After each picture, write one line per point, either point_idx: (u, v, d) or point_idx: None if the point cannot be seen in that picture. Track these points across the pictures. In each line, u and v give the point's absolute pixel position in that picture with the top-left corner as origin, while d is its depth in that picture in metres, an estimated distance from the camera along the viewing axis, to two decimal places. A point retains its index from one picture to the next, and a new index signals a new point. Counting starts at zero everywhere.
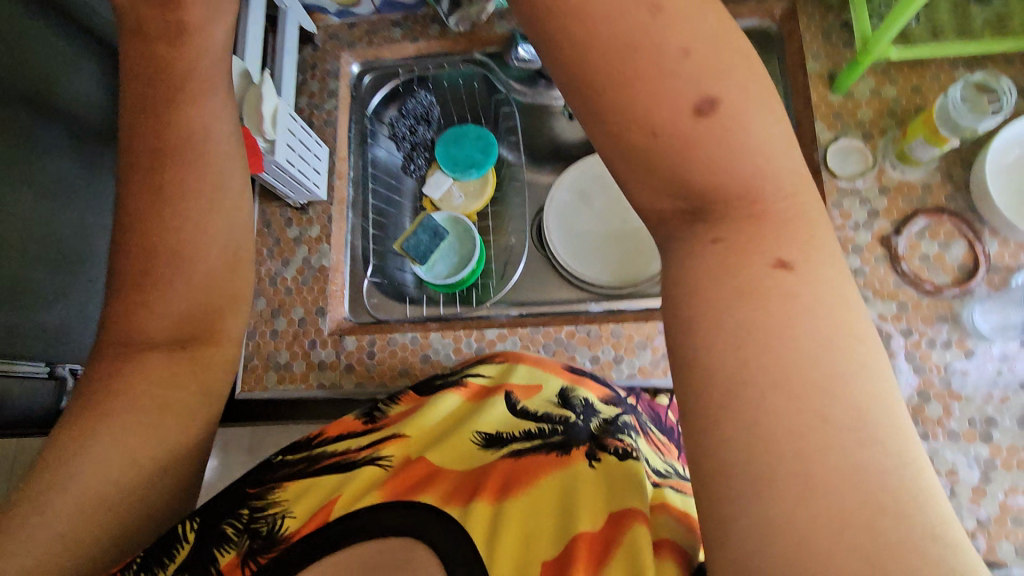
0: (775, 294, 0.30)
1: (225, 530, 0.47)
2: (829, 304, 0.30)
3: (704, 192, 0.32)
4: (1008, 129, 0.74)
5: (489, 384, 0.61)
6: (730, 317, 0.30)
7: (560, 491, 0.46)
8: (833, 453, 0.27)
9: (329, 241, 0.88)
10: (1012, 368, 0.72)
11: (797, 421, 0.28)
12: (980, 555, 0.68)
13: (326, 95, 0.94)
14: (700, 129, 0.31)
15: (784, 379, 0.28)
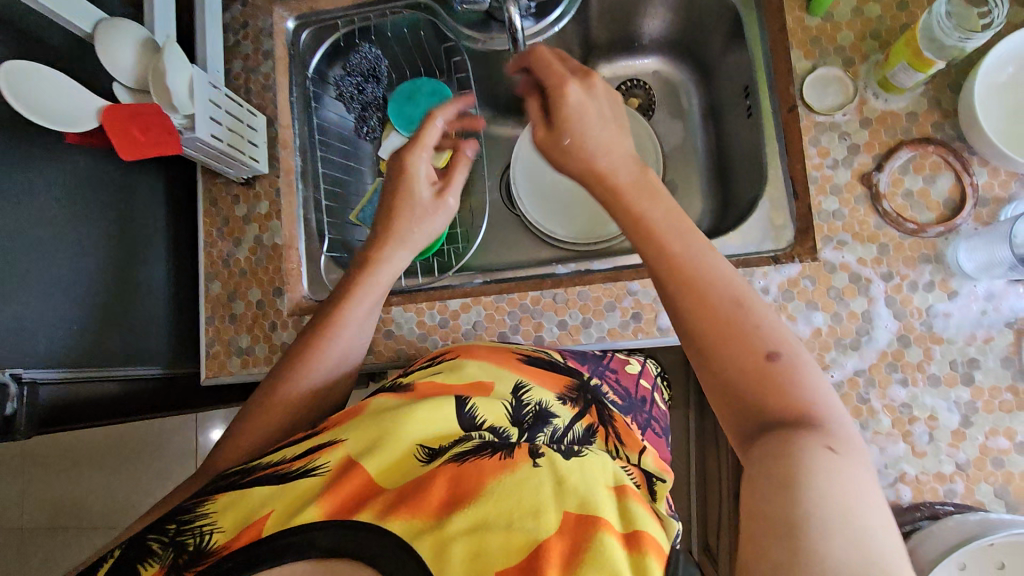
0: (770, 374, 0.43)
1: (150, 546, 0.44)
2: (861, 489, 0.37)
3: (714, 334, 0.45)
4: (1001, 45, 0.67)
5: (436, 381, 0.60)
6: (739, 406, 0.43)
7: (505, 493, 0.43)
8: (786, 465, 0.38)
9: (279, 216, 0.84)
10: (998, 308, 0.68)
11: (763, 447, 0.40)
12: (958, 498, 0.67)
13: (261, 56, 0.87)
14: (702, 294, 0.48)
15: (757, 420, 0.42)
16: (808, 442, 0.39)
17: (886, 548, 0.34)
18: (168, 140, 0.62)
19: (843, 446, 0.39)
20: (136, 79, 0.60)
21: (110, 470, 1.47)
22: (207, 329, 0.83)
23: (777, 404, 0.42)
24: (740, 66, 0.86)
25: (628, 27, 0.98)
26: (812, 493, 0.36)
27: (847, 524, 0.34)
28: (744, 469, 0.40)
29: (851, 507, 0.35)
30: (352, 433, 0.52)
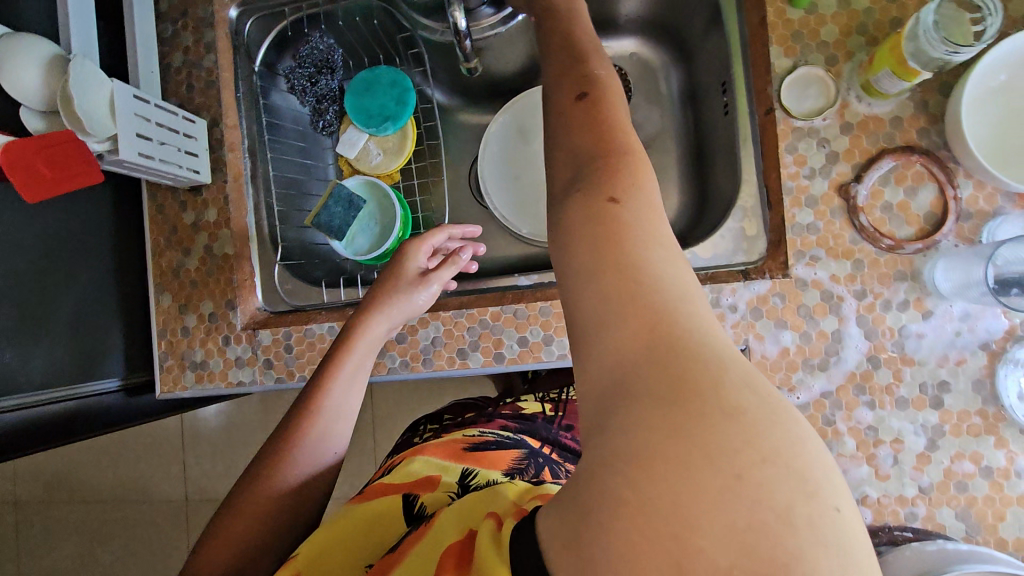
0: (583, 110, 0.45)
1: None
2: (650, 227, 0.39)
3: (567, 93, 0.47)
4: (997, 48, 0.62)
5: (389, 484, 0.62)
6: (559, 139, 0.46)
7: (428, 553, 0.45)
8: (631, 249, 0.37)
9: (229, 225, 0.80)
10: (972, 329, 0.65)
11: (598, 228, 0.39)
12: (920, 522, 0.66)
13: (202, 49, 0.81)
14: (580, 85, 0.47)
15: (578, 156, 0.44)
16: (641, 223, 0.39)
17: (681, 283, 0.36)
18: (86, 168, 0.59)
19: (633, 192, 0.40)
20: (47, 101, 0.58)
21: (81, 465, 1.40)
22: (161, 343, 0.81)
23: (584, 153, 0.44)
24: (717, 57, 0.80)
25: (604, 5, 0.87)
26: (611, 246, 0.38)
27: (634, 261, 0.37)
28: (581, 256, 0.39)
29: (642, 245, 0.38)
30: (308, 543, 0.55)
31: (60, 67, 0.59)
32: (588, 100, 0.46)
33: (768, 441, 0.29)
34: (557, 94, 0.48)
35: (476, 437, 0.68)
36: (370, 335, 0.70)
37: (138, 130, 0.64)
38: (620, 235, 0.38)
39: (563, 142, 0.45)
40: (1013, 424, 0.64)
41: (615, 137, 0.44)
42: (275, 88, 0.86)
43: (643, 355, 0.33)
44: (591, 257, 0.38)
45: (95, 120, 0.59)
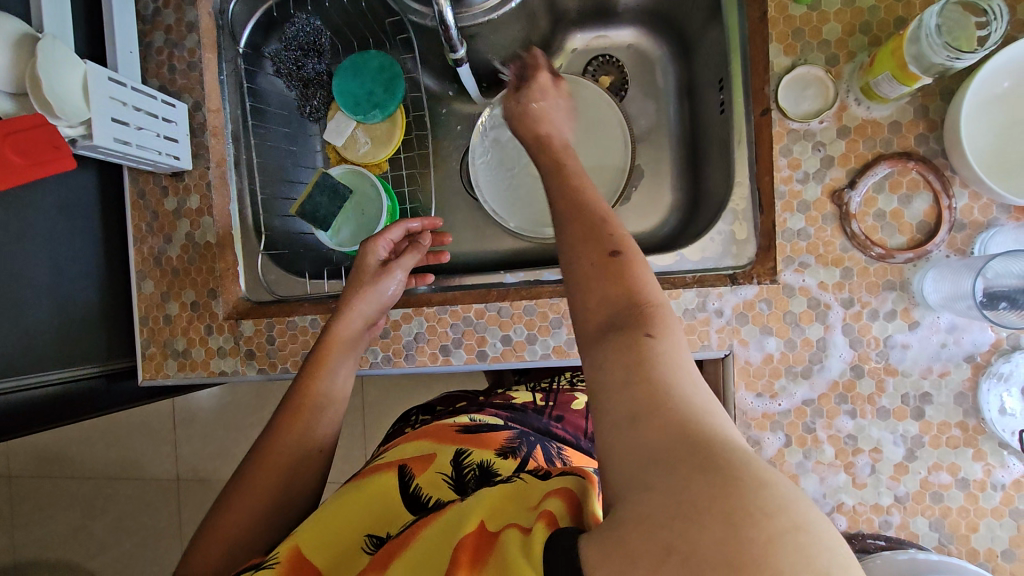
0: (609, 254, 0.47)
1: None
2: (681, 358, 0.39)
3: (592, 235, 0.49)
4: (1000, 55, 0.60)
5: (382, 464, 0.60)
6: (585, 283, 0.47)
7: (433, 546, 0.43)
8: (661, 366, 0.38)
9: (211, 213, 0.78)
10: (959, 341, 0.65)
11: (627, 351, 0.39)
12: (893, 530, 0.66)
13: (184, 28, 0.78)
14: (606, 226, 0.50)
15: (604, 300, 0.45)
16: (668, 347, 0.40)
17: (704, 397, 0.36)
18: (56, 155, 0.56)
19: (661, 327, 0.41)
20: (15, 83, 0.56)
21: (75, 443, 1.41)
22: (143, 330, 0.81)
23: (617, 299, 0.44)
24: (715, 51, 0.77)
25: None
26: (643, 365, 0.38)
27: (661, 380, 0.37)
28: (611, 374, 0.39)
29: (670, 361, 0.39)
30: (308, 526, 0.52)
31: (28, 49, 0.56)
32: (620, 256, 0.47)
33: (795, 518, 0.28)
34: (580, 232, 0.50)
35: (468, 423, 0.66)
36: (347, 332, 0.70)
37: (115, 116, 0.62)
38: (649, 357, 0.39)
39: (590, 289, 0.46)
40: (992, 437, 0.64)
41: (644, 285, 0.45)
42: (260, 71, 0.84)
43: (680, 444, 0.32)
44: (620, 373, 0.38)
45: (68, 106, 0.56)
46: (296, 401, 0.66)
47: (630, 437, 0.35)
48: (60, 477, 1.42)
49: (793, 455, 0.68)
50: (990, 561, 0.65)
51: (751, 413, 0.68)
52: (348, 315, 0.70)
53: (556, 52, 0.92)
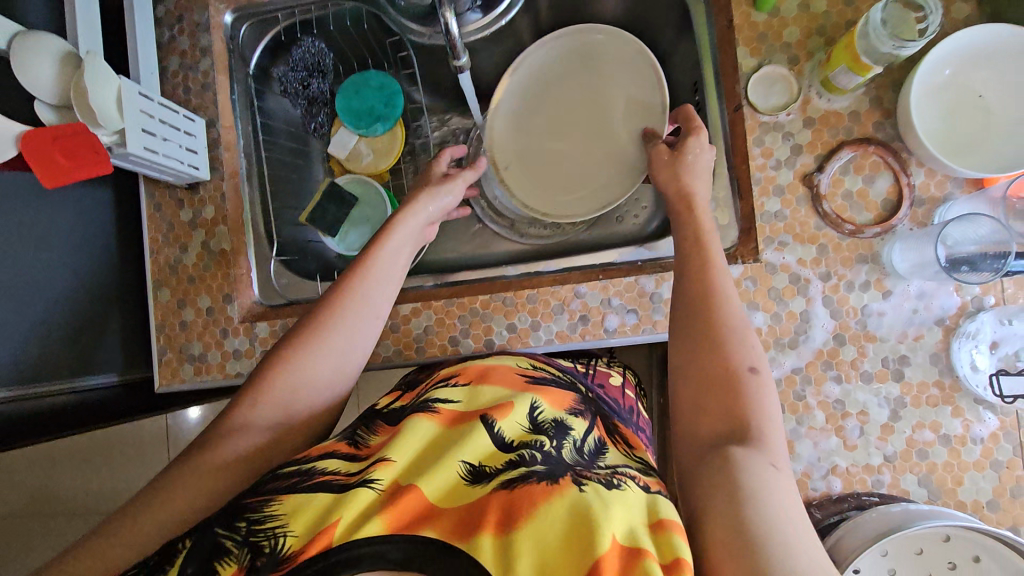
0: (740, 373, 0.50)
1: (222, 544, 0.42)
2: (789, 495, 0.42)
3: (712, 335, 0.53)
4: (938, 50, 0.68)
5: (463, 410, 0.57)
6: (701, 389, 0.51)
7: (564, 530, 0.43)
8: (771, 498, 0.41)
9: (225, 222, 0.83)
10: (929, 306, 0.70)
11: (742, 476, 0.42)
12: (885, 489, 0.70)
13: (198, 52, 0.84)
14: (732, 324, 0.53)
15: (719, 415, 0.49)
16: (781, 483, 0.43)
17: (808, 540, 0.39)
18: (96, 160, 0.61)
19: (781, 468, 0.44)
20: (58, 96, 0.61)
21: (71, 471, 1.39)
22: (159, 337, 0.83)
23: (738, 421, 0.47)
24: (688, 59, 0.84)
25: (584, 9, 0.91)
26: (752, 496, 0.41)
27: (770, 514, 0.40)
28: (718, 493, 0.42)
29: (778, 494, 0.42)
30: (401, 452, 0.50)
31: (72, 66, 0.62)
32: (753, 379, 0.50)
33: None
34: (699, 336, 0.53)
35: (530, 370, 0.65)
36: (383, 261, 0.67)
37: (143, 127, 0.68)
38: (758, 486, 0.42)
39: (709, 407, 0.50)
40: (967, 394, 0.69)
41: (766, 416, 0.48)
42: (268, 90, 0.89)
43: None
44: (729, 495, 0.41)
45: (107, 115, 0.62)
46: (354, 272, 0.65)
47: (743, 566, 0.38)
48: (55, 509, 1.39)
49: (787, 422, 0.72)
50: (977, 512, 0.68)
51: None
52: (380, 247, 0.68)
53: None
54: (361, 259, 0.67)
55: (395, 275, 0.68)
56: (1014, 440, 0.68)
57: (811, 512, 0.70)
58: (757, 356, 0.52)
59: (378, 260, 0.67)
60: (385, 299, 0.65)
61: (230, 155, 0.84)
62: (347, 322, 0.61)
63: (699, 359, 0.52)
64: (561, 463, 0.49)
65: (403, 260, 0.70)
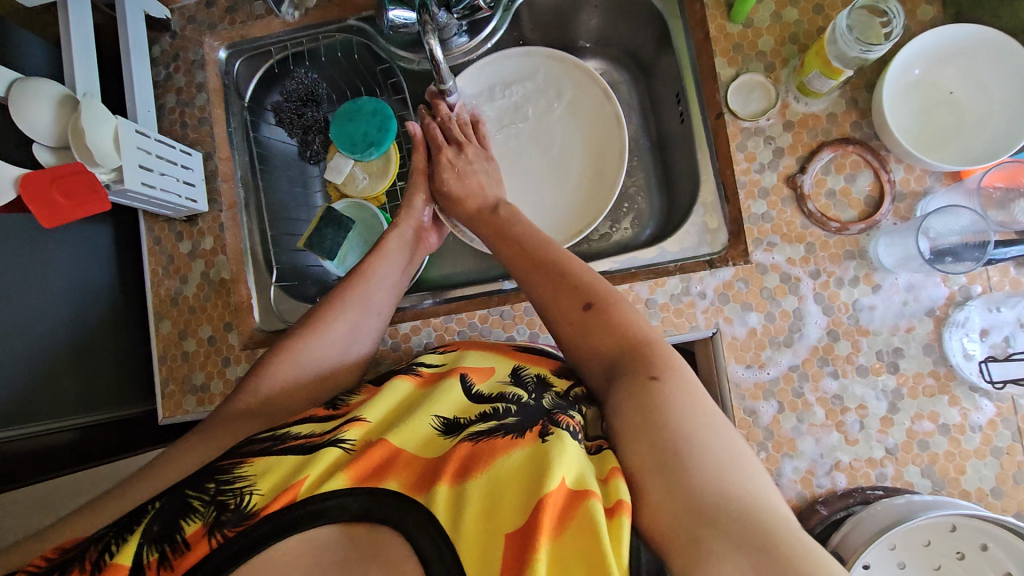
0: (586, 315, 0.57)
1: (190, 504, 0.44)
2: (688, 397, 0.46)
3: (567, 290, 0.60)
4: (906, 51, 0.71)
5: (439, 371, 0.63)
6: (570, 342, 0.58)
7: (521, 479, 0.45)
8: (667, 406, 0.45)
9: (224, 251, 0.84)
10: (918, 298, 0.72)
11: (631, 401, 0.47)
12: (890, 482, 0.70)
13: (194, 88, 0.87)
14: (575, 275, 0.61)
15: (596, 359, 0.55)
16: (662, 384, 0.47)
17: (711, 430, 0.44)
18: (94, 198, 0.63)
19: (667, 372, 0.48)
20: (56, 137, 0.64)
21: None
22: (161, 369, 0.84)
23: (608, 352, 0.54)
24: (669, 71, 0.87)
25: (565, 29, 0.93)
26: (651, 417, 0.45)
27: (664, 418, 0.44)
28: (619, 422, 0.47)
29: (676, 404, 0.45)
30: (375, 414, 0.54)
31: (69, 108, 0.64)
32: (596, 309, 0.57)
33: (826, 566, 0.36)
34: (557, 293, 0.61)
35: (526, 347, 0.69)
36: (383, 269, 0.71)
37: (140, 163, 0.69)
38: (658, 401, 0.46)
39: (588, 351, 0.56)
40: (962, 382, 0.70)
41: (631, 330, 0.54)
42: (263, 121, 0.92)
43: (714, 490, 0.40)
44: (632, 417, 0.46)
45: (103, 153, 0.64)
46: (352, 279, 0.68)
47: (663, 483, 0.42)
48: None
49: (788, 420, 0.72)
50: (982, 500, 0.69)
51: (743, 384, 0.73)
52: (381, 255, 0.72)
53: None
54: (364, 265, 0.70)
55: (392, 279, 0.71)
56: (1012, 426, 0.69)
57: (819, 510, 0.70)
58: (594, 287, 0.59)
59: (380, 269, 0.70)
60: (389, 301, 0.69)
61: (227, 186, 0.86)
62: (349, 321, 0.65)
63: (558, 320, 0.60)
64: (534, 412, 0.51)
65: (401, 274, 0.73)
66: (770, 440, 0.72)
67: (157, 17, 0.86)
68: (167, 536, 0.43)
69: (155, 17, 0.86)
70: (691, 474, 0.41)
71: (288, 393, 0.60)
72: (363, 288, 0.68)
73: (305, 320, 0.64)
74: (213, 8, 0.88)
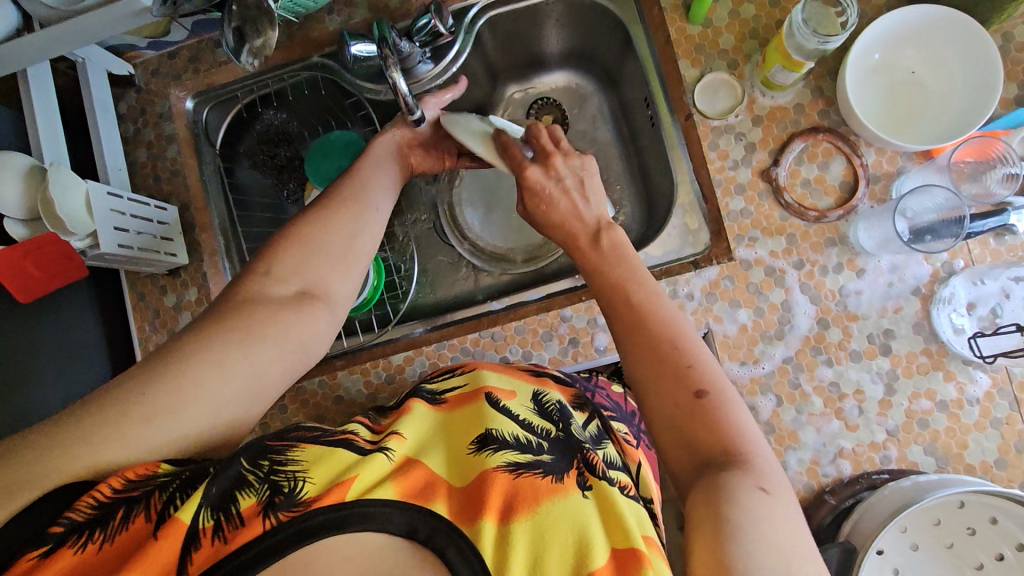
0: (692, 399, 0.49)
1: (245, 477, 0.44)
2: (786, 525, 0.42)
3: (667, 361, 0.51)
4: (863, 37, 0.72)
5: (463, 393, 0.60)
6: (655, 410, 0.50)
7: (568, 521, 0.47)
8: (758, 508, 0.42)
9: (210, 300, 0.84)
10: (902, 278, 0.72)
11: (720, 490, 0.44)
12: (894, 464, 0.70)
13: (164, 141, 0.87)
14: (679, 350, 0.51)
15: (683, 440, 0.48)
16: (761, 494, 0.43)
17: (797, 552, 0.41)
18: (69, 265, 0.65)
19: (775, 495, 0.44)
20: (26, 209, 0.64)
21: None
22: None
23: (705, 449, 0.47)
24: (635, 76, 0.87)
25: (528, 46, 0.93)
26: (741, 529, 0.41)
27: (756, 534, 0.41)
28: (702, 511, 0.43)
29: (768, 521, 0.42)
30: (410, 430, 0.53)
31: (37, 178, 0.64)
32: (705, 403, 0.48)
33: None
34: (651, 361, 0.51)
35: (535, 369, 0.68)
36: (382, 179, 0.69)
37: (115, 225, 0.69)
38: (750, 515, 0.42)
39: (676, 433, 0.49)
40: (955, 357, 0.70)
41: (742, 441, 0.47)
42: (237, 166, 0.90)
43: None
44: (722, 521, 0.42)
45: (75, 220, 0.63)
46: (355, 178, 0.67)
47: None
48: None
49: (787, 412, 0.72)
50: (987, 473, 0.69)
51: (740, 380, 0.73)
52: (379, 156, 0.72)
53: (499, 103, 1.00)
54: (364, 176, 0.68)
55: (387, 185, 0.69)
56: (1009, 396, 0.69)
57: (827, 499, 0.69)
58: (713, 372, 0.50)
59: (372, 172, 0.69)
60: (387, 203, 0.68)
61: (205, 235, 0.85)
62: (348, 220, 0.62)
63: (647, 386, 0.51)
64: (565, 449, 0.53)
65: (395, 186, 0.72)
66: (771, 434, 0.72)
67: (120, 74, 0.86)
68: (223, 505, 0.42)
69: (119, 74, 0.86)
70: None
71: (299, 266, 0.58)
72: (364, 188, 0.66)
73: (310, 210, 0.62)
74: (176, 59, 0.88)
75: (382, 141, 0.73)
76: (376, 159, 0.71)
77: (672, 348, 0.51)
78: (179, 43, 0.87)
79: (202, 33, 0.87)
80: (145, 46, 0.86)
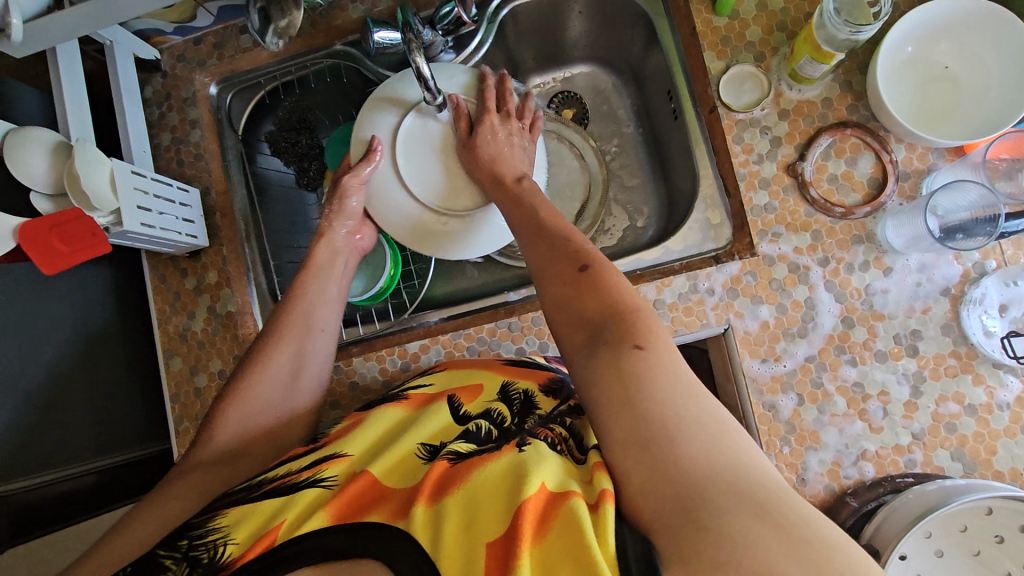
0: (580, 276, 0.54)
1: (162, 563, 0.44)
2: (670, 365, 0.44)
3: (559, 251, 0.57)
4: (898, 30, 0.71)
5: (430, 393, 0.63)
6: (553, 294, 0.55)
7: (504, 493, 0.44)
8: (644, 368, 0.44)
9: (229, 284, 0.84)
10: (931, 278, 0.70)
11: (608, 366, 0.45)
12: (919, 468, 0.68)
13: (187, 125, 0.88)
14: (566, 243, 0.58)
15: (576, 315, 0.52)
16: (641, 351, 0.45)
17: (685, 387, 0.43)
18: (94, 241, 0.63)
19: (653, 343, 0.46)
20: (52, 184, 0.64)
21: None
22: (173, 407, 0.83)
23: (594, 314, 0.50)
24: (659, 70, 0.85)
25: (551, 38, 0.93)
26: (634, 388, 0.43)
27: (647, 388, 0.42)
28: (600, 392, 0.45)
29: (656, 373, 0.43)
30: (357, 446, 0.55)
31: (62, 154, 0.65)
32: (590, 271, 0.53)
33: (814, 519, 0.36)
34: (548, 254, 0.58)
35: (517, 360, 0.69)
36: (323, 283, 0.72)
37: (138, 204, 0.70)
38: (641, 372, 0.43)
39: (569, 309, 0.53)
40: (984, 360, 0.68)
41: (626, 298, 0.50)
42: (258, 153, 0.91)
43: (699, 456, 0.39)
44: (618, 379, 0.44)
45: (99, 196, 0.64)
46: (294, 293, 0.71)
47: (652, 460, 0.40)
48: None
49: (809, 412, 0.70)
50: (1016, 480, 0.66)
51: (760, 378, 0.72)
52: (323, 247, 0.75)
53: None
54: (306, 280, 0.72)
55: (334, 302, 0.73)
56: None
57: (849, 502, 0.67)
58: (594, 250, 0.56)
59: (317, 284, 0.72)
60: (333, 317, 0.71)
61: (226, 220, 0.85)
62: (293, 346, 0.66)
63: (546, 278, 0.56)
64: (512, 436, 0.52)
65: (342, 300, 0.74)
66: (793, 434, 0.70)
67: (146, 58, 0.87)
68: None
69: (144, 58, 0.87)
70: (672, 434, 0.40)
71: (248, 417, 0.61)
72: (308, 308, 0.70)
73: (259, 339, 0.67)
74: (201, 45, 0.88)
75: (328, 240, 0.76)
76: (320, 269, 0.73)
77: (561, 244, 0.58)
78: (205, 29, 0.88)
79: (227, 20, 0.87)
80: (171, 31, 0.87)
